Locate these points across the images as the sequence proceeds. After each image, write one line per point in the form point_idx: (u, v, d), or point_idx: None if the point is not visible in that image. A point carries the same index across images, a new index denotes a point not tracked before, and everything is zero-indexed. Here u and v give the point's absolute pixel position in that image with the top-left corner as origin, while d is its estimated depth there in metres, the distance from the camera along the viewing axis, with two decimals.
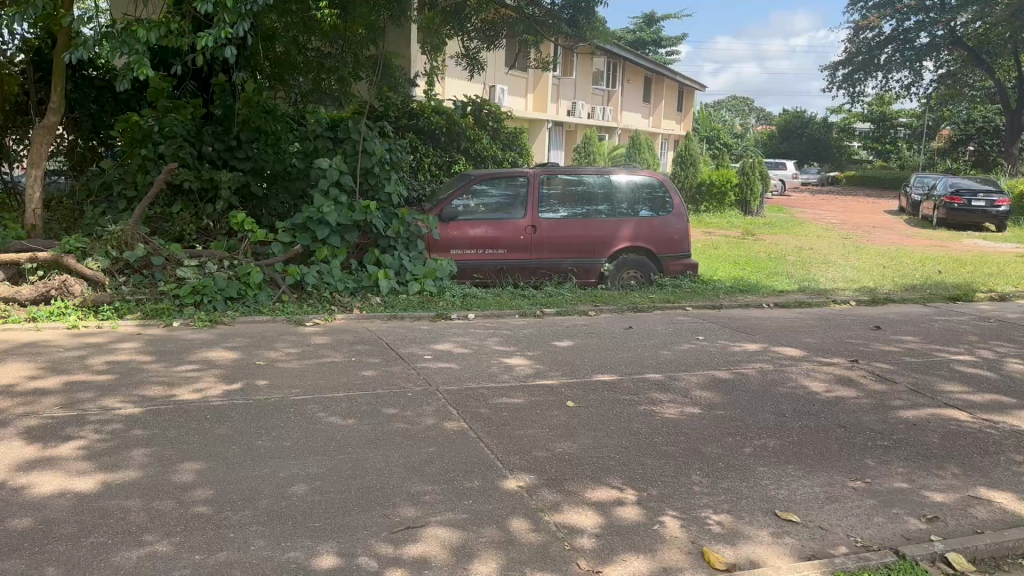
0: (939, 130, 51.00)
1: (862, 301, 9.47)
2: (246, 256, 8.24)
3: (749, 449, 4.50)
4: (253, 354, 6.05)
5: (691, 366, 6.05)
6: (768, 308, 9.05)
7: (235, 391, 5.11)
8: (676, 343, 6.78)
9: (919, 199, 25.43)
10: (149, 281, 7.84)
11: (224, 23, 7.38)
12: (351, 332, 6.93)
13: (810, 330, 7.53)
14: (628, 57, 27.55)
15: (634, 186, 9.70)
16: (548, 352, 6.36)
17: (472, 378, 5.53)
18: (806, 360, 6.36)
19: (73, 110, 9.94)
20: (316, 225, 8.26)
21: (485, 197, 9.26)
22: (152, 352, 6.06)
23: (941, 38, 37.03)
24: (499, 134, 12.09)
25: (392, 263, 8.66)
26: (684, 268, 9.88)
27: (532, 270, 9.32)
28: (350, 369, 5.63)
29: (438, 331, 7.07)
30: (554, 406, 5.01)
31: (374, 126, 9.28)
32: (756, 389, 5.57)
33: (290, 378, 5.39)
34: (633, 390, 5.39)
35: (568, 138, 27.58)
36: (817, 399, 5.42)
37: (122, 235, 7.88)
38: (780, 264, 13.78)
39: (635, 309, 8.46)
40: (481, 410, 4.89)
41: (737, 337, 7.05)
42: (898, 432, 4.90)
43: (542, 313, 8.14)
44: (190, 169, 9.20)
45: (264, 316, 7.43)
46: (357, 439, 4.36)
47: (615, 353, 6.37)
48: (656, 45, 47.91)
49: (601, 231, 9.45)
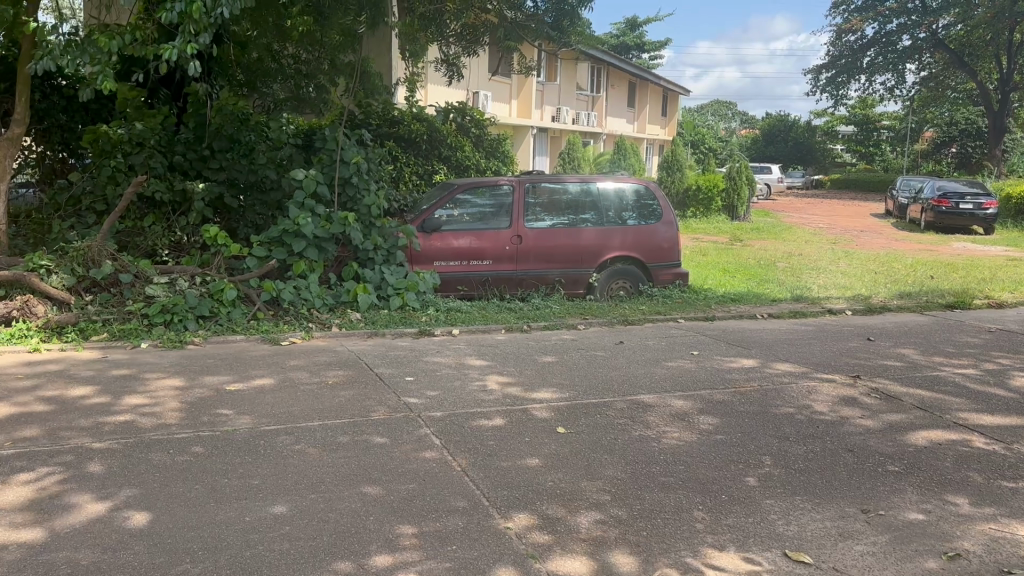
0: (922, 133, 51.11)
1: (859, 310, 9.22)
2: (220, 272, 7.89)
3: (752, 479, 4.21)
4: (224, 380, 5.70)
5: (686, 386, 5.75)
6: (763, 318, 8.76)
7: (202, 421, 4.76)
8: (669, 359, 6.49)
9: (907, 202, 25.28)
10: (118, 299, 7.41)
11: (189, 33, 7.12)
12: (329, 352, 6.59)
13: (807, 343, 7.25)
14: (612, 61, 27.30)
15: (621, 194, 9.42)
16: (536, 371, 6.04)
17: (456, 403, 5.20)
18: (806, 377, 6.07)
19: (42, 121, 9.52)
20: (292, 238, 7.92)
21: (469, 206, 8.95)
22: (116, 379, 5.71)
23: (924, 40, 37.18)
24: (483, 142, 11.78)
25: (372, 276, 8.28)
26: (675, 277, 9.58)
27: (518, 282, 9.03)
28: (325, 395, 5.29)
29: (420, 350, 6.75)
30: (544, 432, 4.70)
31: (352, 134, 8.97)
32: (755, 410, 5.28)
33: (261, 406, 5.05)
34: (628, 414, 5.08)
35: (552, 144, 27.29)
36: (821, 421, 5.14)
37: (88, 251, 7.50)
38: (771, 272, 13.52)
39: (626, 322, 8.17)
40: (466, 438, 4.57)
41: (733, 353, 6.76)
42: (909, 457, 4.62)
43: (529, 328, 7.84)
44: (161, 180, 8.86)
45: (239, 335, 7.09)
46: (332, 475, 4.02)
47: (606, 372, 6.06)
48: (639, 49, 47.68)
49: (588, 241, 9.16)
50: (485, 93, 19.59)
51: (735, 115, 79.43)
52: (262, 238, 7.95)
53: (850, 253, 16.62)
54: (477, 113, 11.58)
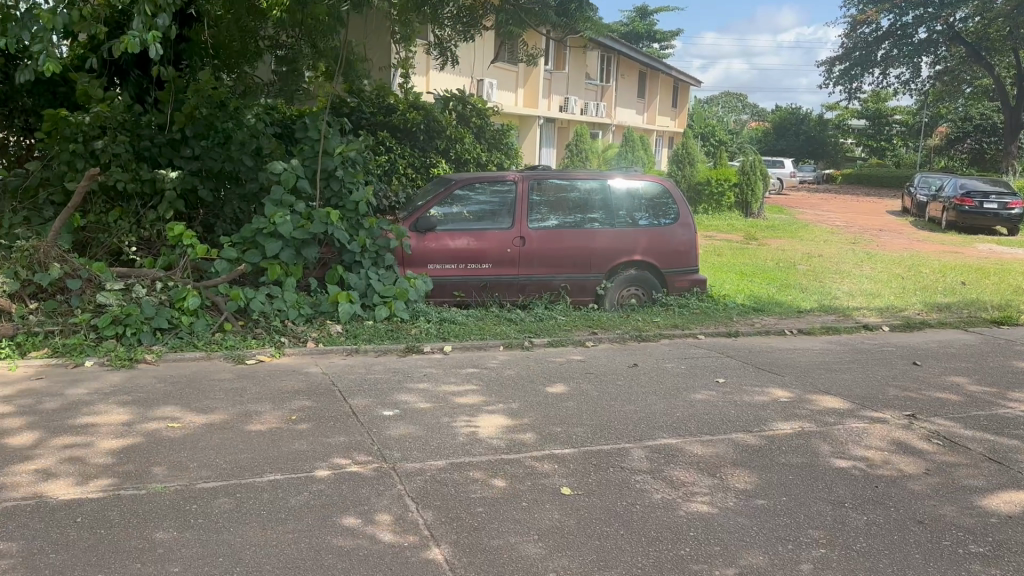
0: (936, 127, 49.99)
1: (896, 326, 8.32)
2: (187, 277, 7.04)
3: (807, 567, 3.32)
4: (168, 416, 4.86)
5: (715, 426, 4.86)
6: (793, 333, 7.86)
7: (128, 478, 3.91)
8: (691, 389, 5.61)
9: (925, 200, 24.35)
10: (65, 307, 6.54)
11: (144, 14, 6.56)
12: (298, 376, 5.74)
13: (846, 369, 6.40)
14: (623, 48, 26.34)
15: (634, 192, 8.53)
16: (538, 405, 5.15)
17: (440, 449, 4.33)
18: (852, 417, 5.19)
19: (3, 104, 8.69)
20: (266, 239, 7.03)
21: (468, 204, 8.09)
22: (42, 411, 4.88)
23: (940, 33, 36.17)
24: (484, 133, 10.74)
25: (356, 282, 7.39)
26: (692, 284, 8.67)
27: (520, 288, 8.15)
28: (283, 439, 4.43)
29: (404, 374, 5.88)
30: (546, 495, 3.82)
31: (340, 122, 8.03)
32: (797, 462, 4.40)
33: (203, 455, 4.20)
34: (645, 466, 4.19)
35: (560, 135, 26.36)
36: (878, 479, 4.25)
37: (34, 252, 6.64)
38: (792, 275, 12.69)
39: (639, 337, 7.30)
40: (450, 504, 3.68)
41: (763, 382, 5.88)
42: (994, 532, 3.73)
43: (531, 345, 6.96)
44: (128, 170, 8.03)
45: (199, 352, 6.22)
46: (272, 561, 3.14)
47: (619, 406, 5.17)
48: (650, 38, 46.78)
49: (598, 243, 8.28)
50: (490, 81, 18.73)
51: (745, 107, 78.43)
52: (233, 239, 7.05)
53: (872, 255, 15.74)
54: (479, 101, 10.58)
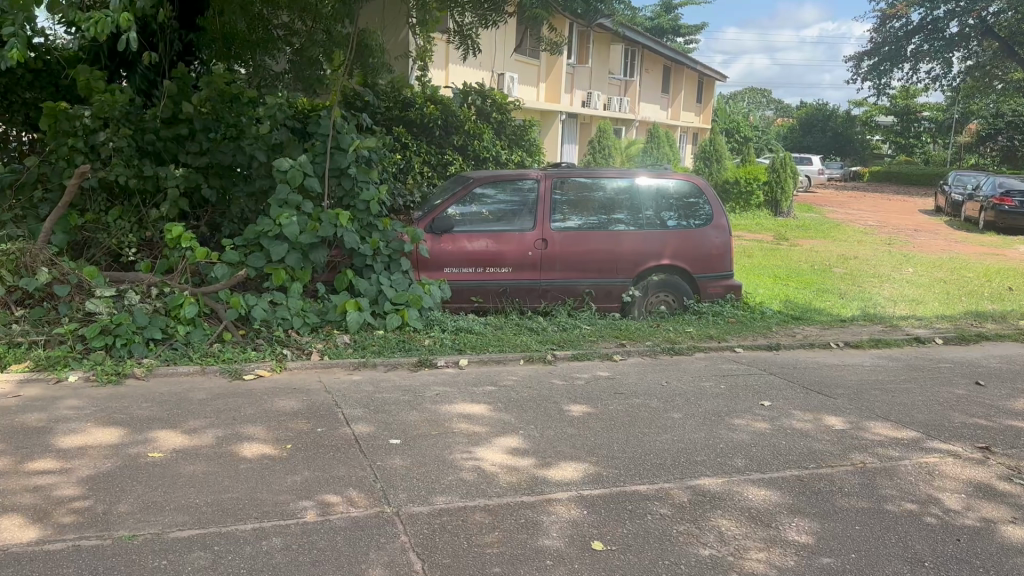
0: (967, 125, 48.78)
1: (950, 339, 7.68)
2: (187, 282, 6.54)
3: None
4: (151, 438, 4.34)
5: (765, 462, 4.28)
6: (838, 346, 7.24)
7: (93, 519, 3.39)
8: (733, 414, 5.03)
9: (961, 200, 23.49)
10: (53, 315, 6.07)
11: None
12: (299, 395, 5.21)
13: (903, 390, 5.78)
14: (648, 42, 25.67)
15: (663, 191, 7.94)
16: (563, 433, 4.59)
17: (453, 489, 3.79)
18: (919, 451, 4.58)
19: (2, 97, 8.18)
20: (270, 242, 6.51)
21: (487, 203, 7.55)
22: (13, 432, 4.38)
23: (973, 27, 35.06)
24: (505, 129, 10.18)
25: (367, 288, 6.86)
26: (726, 289, 8.06)
27: (541, 293, 7.60)
28: (275, 474, 3.90)
29: (415, 393, 5.33)
30: (574, 551, 3.27)
31: (353, 116, 7.48)
32: (863, 508, 3.81)
33: (181, 492, 3.68)
34: (689, 514, 3.63)
35: (583, 131, 25.78)
36: (960, 529, 3.65)
37: (21, 254, 6.17)
38: (828, 279, 12.05)
39: (671, 351, 6.72)
40: (460, 564, 3.13)
41: (813, 406, 5.28)
42: None
43: (554, 359, 6.41)
44: (128, 166, 7.55)
45: (193, 366, 5.73)
46: None
47: (654, 435, 4.59)
48: (675, 32, 46.18)
49: (626, 246, 7.70)
50: (512, 75, 18.22)
51: (768, 103, 77.54)
52: (235, 241, 6.55)
53: (910, 257, 15.01)
54: (499, 94, 10.01)
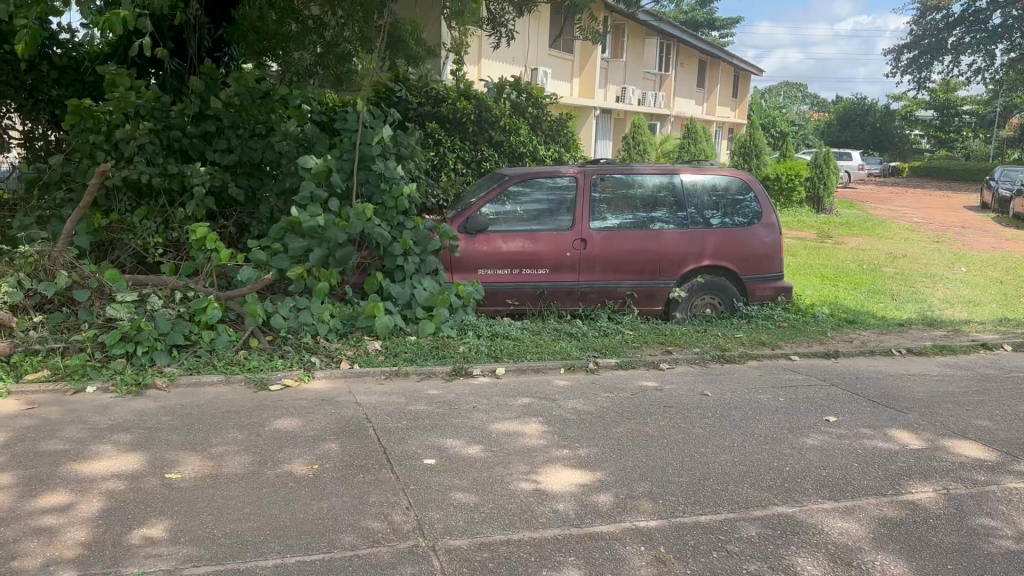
0: (1011, 118, 47.49)
1: (1019, 344, 7.16)
2: (212, 285, 6.24)
3: None
4: (169, 460, 4.04)
5: (839, 488, 3.87)
6: (900, 353, 6.77)
7: (99, 555, 3.09)
8: (797, 432, 4.62)
9: (1009, 196, 22.67)
10: (74, 320, 5.79)
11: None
12: (327, 408, 4.88)
13: (978, 404, 5.33)
14: (684, 36, 25.17)
15: (707, 188, 7.53)
16: (613, 454, 4.21)
17: (493, 520, 3.42)
18: (1006, 474, 4.14)
19: (27, 94, 7.94)
20: (297, 242, 6.19)
21: (523, 201, 7.18)
22: (25, 454, 4.10)
23: (1017, 18, 34.00)
24: (542, 123, 9.76)
25: (398, 291, 6.52)
26: (776, 291, 7.60)
27: (580, 295, 7.22)
28: (300, 502, 3.57)
29: (451, 406, 4.98)
30: None
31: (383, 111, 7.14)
32: (955, 544, 3.39)
33: (198, 522, 3.36)
34: (759, 551, 3.24)
35: (616, 127, 25.33)
36: None
37: (41, 258, 5.90)
38: (878, 279, 11.53)
39: (722, 358, 6.31)
40: None
41: (884, 422, 4.85)
42: None
43: (597, 367, 6.03)
44: (153, 164, 7.28)
45: (217, 375, 5.44)
46: None
47: (712, 457, 4.20)
48: (710, 26, 45.54)
49: (669, 246, 7.30)
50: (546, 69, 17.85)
51: (804, 98, 76.29)
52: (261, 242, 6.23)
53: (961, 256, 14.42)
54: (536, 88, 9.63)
